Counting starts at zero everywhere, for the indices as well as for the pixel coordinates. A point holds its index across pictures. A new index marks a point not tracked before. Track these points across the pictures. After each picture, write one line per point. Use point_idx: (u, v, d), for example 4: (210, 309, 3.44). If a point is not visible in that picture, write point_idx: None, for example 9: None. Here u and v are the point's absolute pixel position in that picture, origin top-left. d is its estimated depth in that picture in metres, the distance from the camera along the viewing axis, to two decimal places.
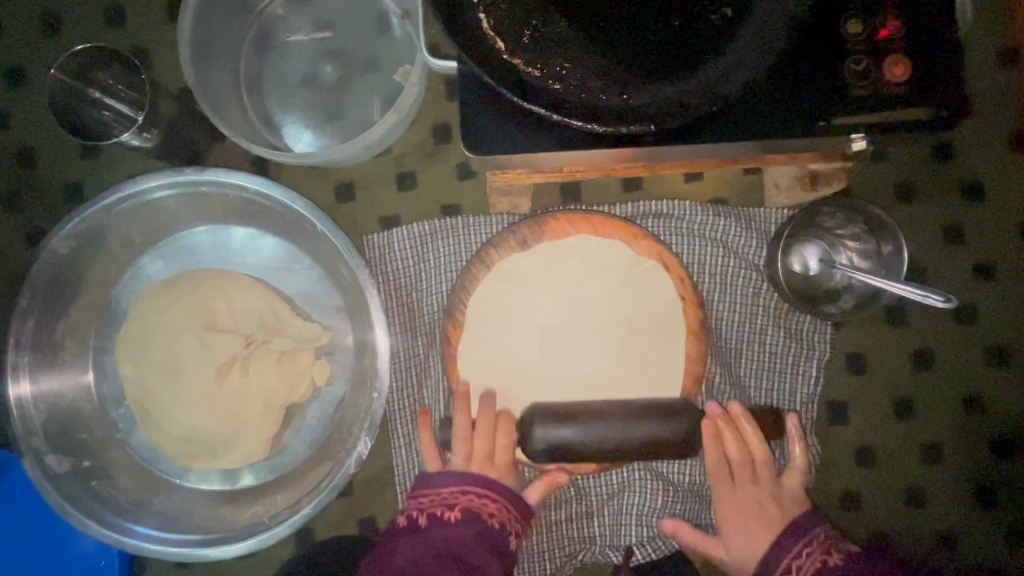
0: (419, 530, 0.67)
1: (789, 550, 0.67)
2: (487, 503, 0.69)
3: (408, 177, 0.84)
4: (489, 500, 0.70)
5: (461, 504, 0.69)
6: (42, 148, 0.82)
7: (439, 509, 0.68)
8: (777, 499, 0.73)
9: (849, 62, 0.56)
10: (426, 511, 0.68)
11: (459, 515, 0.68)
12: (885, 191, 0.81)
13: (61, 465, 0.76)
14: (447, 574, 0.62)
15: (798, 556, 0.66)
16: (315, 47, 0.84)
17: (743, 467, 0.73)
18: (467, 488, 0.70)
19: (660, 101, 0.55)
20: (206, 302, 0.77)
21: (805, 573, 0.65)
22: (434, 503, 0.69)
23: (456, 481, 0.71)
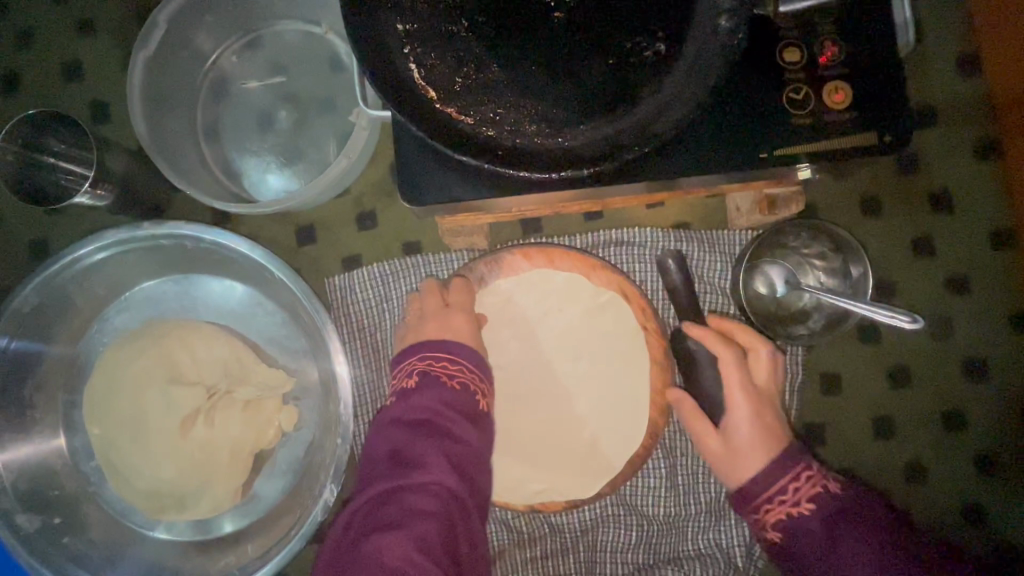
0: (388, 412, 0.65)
1: (786, 468, 0.63)
2: (448, 364, 0.67)
3: (368, 216, 0.84)
4: (451, 360, 0.67)
5: (421, 369, 0.67)
6: (4, 207, 0.82)
7: (430, 373, 0.66)
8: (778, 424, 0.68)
9: (788, 90, 0.56)
10: (419, 372, 0.67)
11: (418, 379, 0.66)
12: (849, 207, 0.80)
13: (31, 523, 0.76)
14: (414, 437, 0.61)
15: (784, 486, 0.62)
16: (269, 92, 0.84)
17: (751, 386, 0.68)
18: (449, 351, 0.68)
19: (594, 144, 0.55)
20: (170, 353, 0.78)
21: (801, 499, 0.61)
22: (423, 370, 0.66)
23: (455, 359, 0.67)
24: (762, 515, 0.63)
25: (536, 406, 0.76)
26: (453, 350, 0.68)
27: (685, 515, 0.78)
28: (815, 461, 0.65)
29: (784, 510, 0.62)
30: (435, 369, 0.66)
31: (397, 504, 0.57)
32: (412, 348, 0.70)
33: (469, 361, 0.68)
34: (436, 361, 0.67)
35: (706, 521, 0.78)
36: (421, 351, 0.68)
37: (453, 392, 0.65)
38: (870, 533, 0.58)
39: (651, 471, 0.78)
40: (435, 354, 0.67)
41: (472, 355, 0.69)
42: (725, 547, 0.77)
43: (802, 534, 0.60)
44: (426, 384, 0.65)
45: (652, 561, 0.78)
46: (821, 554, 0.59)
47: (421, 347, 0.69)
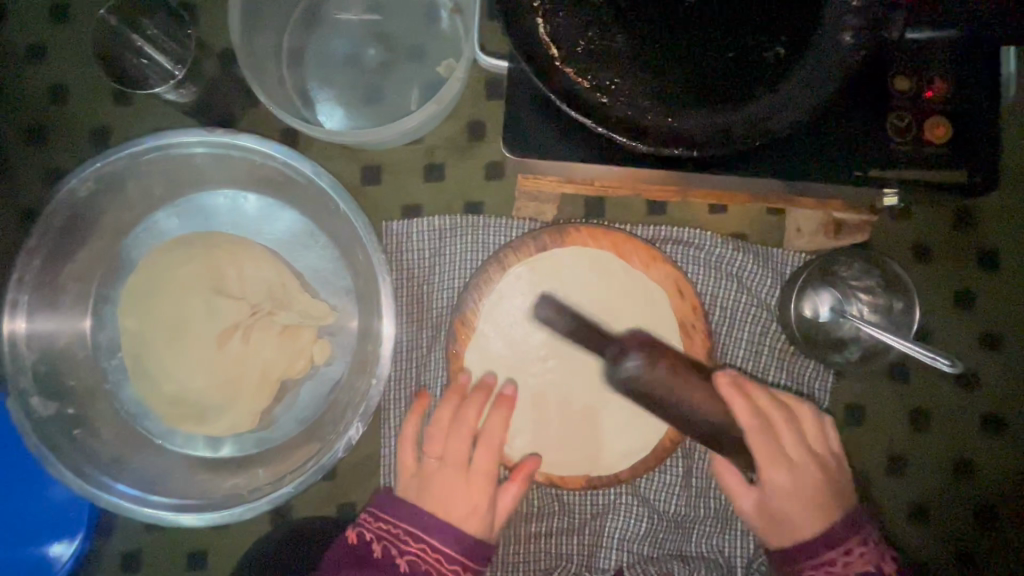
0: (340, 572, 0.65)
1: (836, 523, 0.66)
2: (399, 533, 0.67)
3: (435, 169, 0.83)
4: (401, 531, 0.67)
5: (381, 539, 0.67)
6: (73, 89, 0.82)
7: (399, 543, 0.66)
8: (824, 468, 0.70)
9: (891, 117, 0.58)
10: (383, 541, 0.67)
11: (379, 551, 0.66)
12: (903, 249, 0.82)
13: (46, 409, 0.74)
14: None
15: (843, 552, 0.64)
16: (360, 28, 0.84)
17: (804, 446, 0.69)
18: (418, 524, 0.67)
19: (703, 129, 0.56)
20: (217, 266, 0.77)
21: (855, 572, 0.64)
22: (394, 536, 0.67)
23: (444, 539, 0.67)
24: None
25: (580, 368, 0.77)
26: (415, 517, 0.68)
27: (693, 517, 0.79)
28: (872, 531, 0.66)
29: None
30: (411, 540, 0.67)
31: None
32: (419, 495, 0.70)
33: (426, 532, 0.67)
34: (415, 540, 0.67)
35: (713, 526, 0.79)
36: (388, 511, 0.69)
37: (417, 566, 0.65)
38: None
39: (670, 468, 0.79)
40: (411, 531, 0.67)
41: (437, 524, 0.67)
42: (727, 552, 0.79)
43: None
44: (393, 546, 0.66)
45: (657, 553, 0.79)
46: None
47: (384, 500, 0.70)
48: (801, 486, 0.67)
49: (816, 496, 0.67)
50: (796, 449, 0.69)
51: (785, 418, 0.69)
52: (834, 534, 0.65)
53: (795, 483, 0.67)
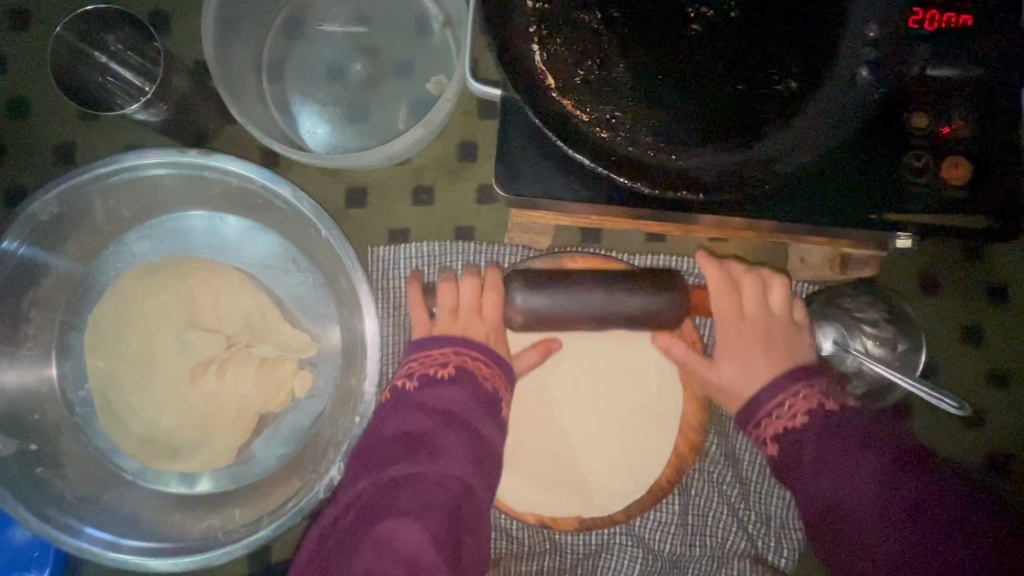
0: (408, 392, 0.61)
1: (785, 385, 0.64)
2: (472, 362, 0.63)
3: (424, 191, 0.79)
4: (475, 362, 0.63)
5: (453, 362, 0.63)
6: (37, 103, 0.76)
7: (441, 364, 0.63)
8: (778, 330, 0.69)
9: (908, 157, 0.54)
10: (416, 374, 0.62)
11: (451, 371, 0.62)
12: (908, 280, 0.79)
13: (7, 447, 0.70)
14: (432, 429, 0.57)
15: (785, 404, 0.62)
16: (346, 40, 0.79)
17: (753, 316, 0.70)
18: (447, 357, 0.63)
19: (709, 169, 0.52)
20: (190, 294, 0.72)
21: (796, 413, 0.61)
22: (432, 370, 0.62)
23: (461, 382, 0.61)
24: (761, 430, 0.63)
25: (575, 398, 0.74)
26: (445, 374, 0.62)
27: (688, 557, 0.76)
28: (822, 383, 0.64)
29: (781, 424, 0.61)
30: (443, 381, 0.61)
31: (407, 488, 0.53)
32: (451, 338, 0.65)
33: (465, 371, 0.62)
34: (459, 353, 0.64)
35: (708, 566, 0.76)
36: (451, 343, 0.64)
37: (424, 441, 0.56)
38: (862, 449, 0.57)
39: (665, 507, 0.76)
40: (447, 381, 0.61)
41: (501, 361, 0.65)
42: None
43: (803, 454, 0.59)
44: (425, 386, 0.61)
45: None
46: (806, 462, 0.58)
47: (428, 344, 0.66)
48: (739, 343, 0.68)
49: (774, 363, 0.66)
50: (770, 328, 0.69)
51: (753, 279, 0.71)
52: (786, 382, 0.64)
53: (742, 372, 0.67)
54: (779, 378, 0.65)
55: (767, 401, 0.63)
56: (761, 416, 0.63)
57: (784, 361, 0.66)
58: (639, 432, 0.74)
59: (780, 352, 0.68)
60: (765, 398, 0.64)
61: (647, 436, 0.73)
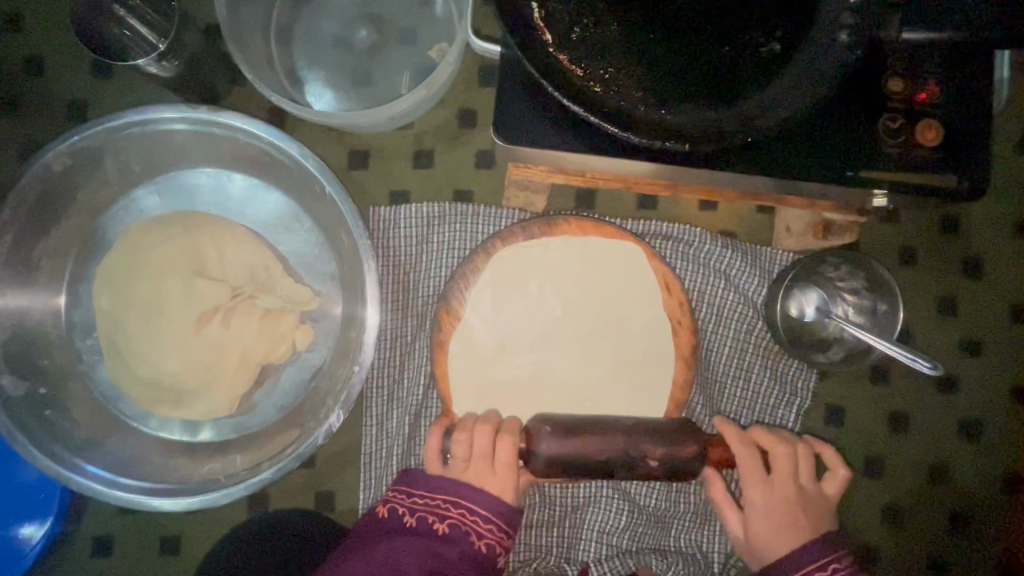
0: (403, 530, 0.65)
1: (826, 552, 0.67)
2: (464, 514, 0.66)
3: (425, 155, 0.82)
4: (465, 511, 0.66)
5: (451, 517, 0.66)
6: (50, 59, 0.79)
7: (438, 511, 0.66)
8: (801, 492, 0.71)
9: (884, 119, 0.57)
10: (417, 514, 0.66)
11: (446, 529, 0.65)
12: (889, 252, 0.82)
13: (17, 388, 0.73)
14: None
15: (821, 568, 0.66)
16: (352, 7, 0.82)
17: (785, 476, 0.70)
18: (461, 496, 0.66)
19: (696, 123, 0.55)
20: (196, 246, 0.75)
21: None
22: (430, 508, 0.66)
23: (457, 544, 0.64)
24: None
25: (563, 356, 0.76)
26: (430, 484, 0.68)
27: (672, 512, 0.79)
28: (846, 552, 0.67)
29: None
30: (439, 540, 0.64)
31: None
32: (450, 484, 0.67)
33: (466, 507, 0.66)
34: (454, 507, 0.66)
35: (690, 522, 0.79)
36: (448, 494, 0.67)
37: (438, 563, 0.62)
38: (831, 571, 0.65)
39: None
40: (457, 503, 0.66)
41: (484, 500, 0.66)
42: (705, 548, 0.79)
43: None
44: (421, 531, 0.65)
45: (636, 548, 0.79)
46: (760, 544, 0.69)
47: (420, 482, 0.69)
48: (764, 521, 0.69)
49: (798, 531, 0.69)
50: (800, 503, 0.70)
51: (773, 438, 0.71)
52: (828, 550, 0.67)
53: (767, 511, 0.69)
54: (804, 552, 0.67)
55: (807, 559, 0.66)
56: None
57: (812, 532, 0.69)
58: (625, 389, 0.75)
59: (806, 526, 0.69)
60: (801, 561, 0.66)
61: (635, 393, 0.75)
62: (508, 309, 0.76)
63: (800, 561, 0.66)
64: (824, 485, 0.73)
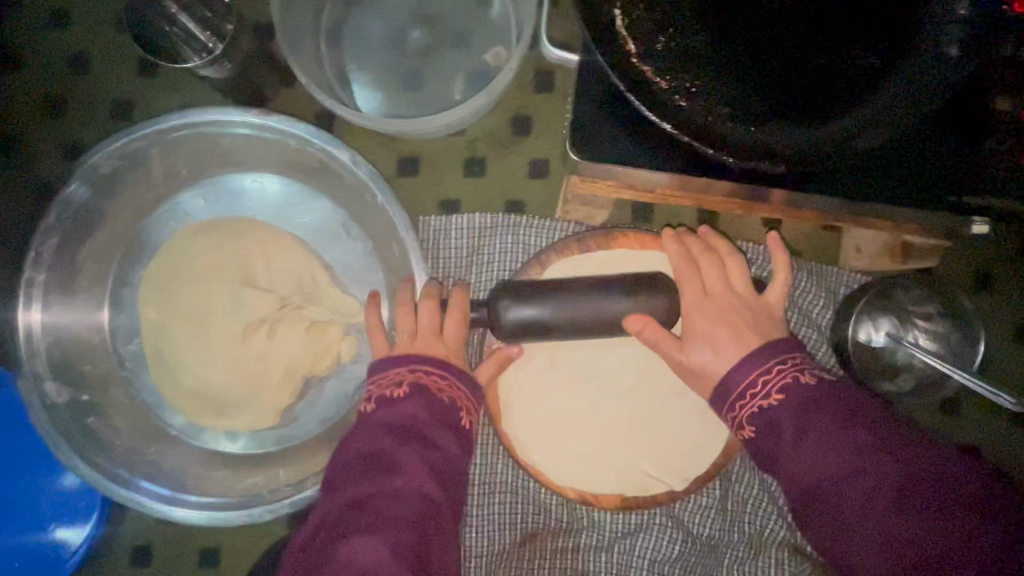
0: (367, 414, 0.55)
1: (763, 356, 0.52)
2: (434, 379, 0.56)
3: (476, 163, 0.79)
4: (436, 376, 0.57)
5: (407, 381, 0.56)
6: (97, 57, 0.77)
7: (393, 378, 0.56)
8: (750, 308, 0.59)
9: (992, 141, 0.53)
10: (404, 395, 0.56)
11: (404, 392, 0.55)
12: (965, 274, 0.77)
13: (60, 396, 0.71)
14: (395, 446, 0.51)
15: (757, 380, 0.52)
16: (405, 9, 0.79)
17: (731, 299, 0.59)
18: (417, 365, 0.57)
19: (790, 141, 0.51)
20: (245, 255, 0.73)
21: (774, 418, 0.50)
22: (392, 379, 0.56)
23: (417, 400, 0.54)
24: (748, 438, 0.52)
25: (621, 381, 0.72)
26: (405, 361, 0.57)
27: (726, 542, 0.76)
28: (851, 395, 0.50)
29: (763, 398, 0.51)
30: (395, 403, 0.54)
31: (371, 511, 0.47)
32: (412, 356, 0.58)
33: (439, 376, 0.57)
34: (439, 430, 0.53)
35: (746, 552, 0.76)
36: (401, 361, 0.57)
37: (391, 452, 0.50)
38: (843, 424, 0.47)
39: (705, 491, 0.76)
40: (415, 360, 0.57)
41: (459, 373, 0.58)
42: None
43: (790, 440, 0.49)
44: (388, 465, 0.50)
45: None
46: (787, 452, 0.49)
47: (382, 367, 0.59)
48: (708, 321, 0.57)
49: (748, 345, 0.56)
50: (745, 309, 0.58)
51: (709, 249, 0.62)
52: (766, 355, 0.53)
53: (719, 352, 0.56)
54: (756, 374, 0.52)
55: (824, 435, 0.48)
56: (768, 447, 0.51)
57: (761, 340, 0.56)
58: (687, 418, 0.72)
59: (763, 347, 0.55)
60: (806, 415, 0.49)
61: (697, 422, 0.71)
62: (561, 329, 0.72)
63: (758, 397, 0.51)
64: (767, 290, 0.62)
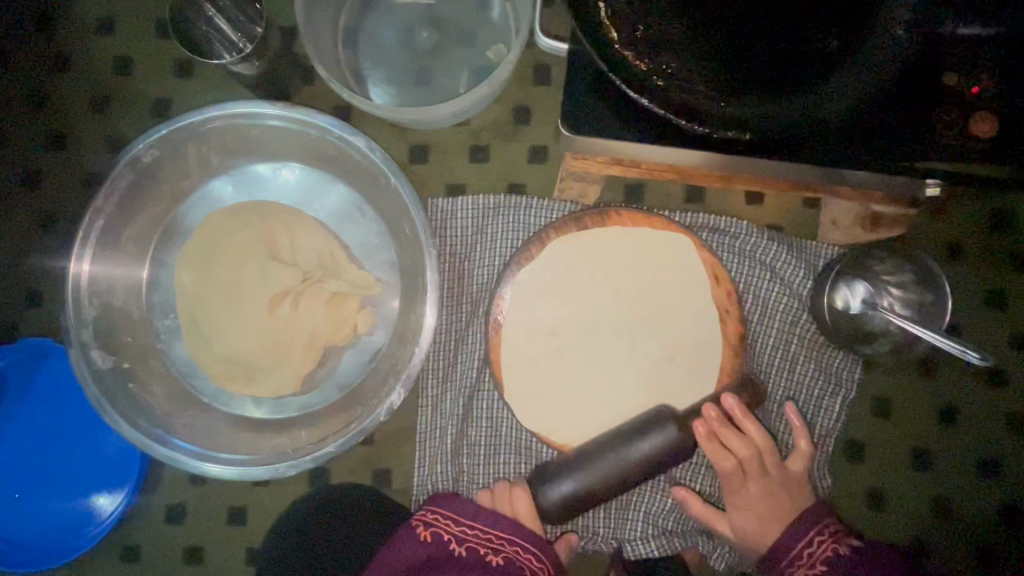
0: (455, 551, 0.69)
1: (802, 533, 0.72)
2: (517, 551, 0.70)
3: (481, 150, 0.86)
4: (519, 548, 0.70)
5: (504, 551, 0.69)
6: (139, 60, 0.86)
7: (489, 544, 0.70)
8: (788, 489, 0.77)
9: (939, 113, 0.60)
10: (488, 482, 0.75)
11: (500, 561, 0.69)
12: (936, 246, 0.83)
13: (105, 362, 0.79)
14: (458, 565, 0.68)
15: (809, 544, 0.71)
16: (413, 11, 0.87)
17: (753, 459, 0.76)
18: (472, 518, 0.72)
19: (756, 112, 0.59)
20: (272, 235, 0.81)
21: (816, 561, 0.69)
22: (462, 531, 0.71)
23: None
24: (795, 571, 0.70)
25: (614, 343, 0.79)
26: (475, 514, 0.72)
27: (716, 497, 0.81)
28: (828, 519, 0.72)
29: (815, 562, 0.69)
30: (488, 568, 0.67)
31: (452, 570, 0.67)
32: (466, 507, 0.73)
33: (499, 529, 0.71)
34: (507, 543, 0.70)
35: None
36: (479, 518, 0.72)
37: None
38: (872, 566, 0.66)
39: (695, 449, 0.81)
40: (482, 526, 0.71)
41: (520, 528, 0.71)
42: None
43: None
44: (476, 566, 0.68)
45: (680, 530, 0.81)
46: None
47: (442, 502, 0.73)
48: (762, 502, 0.76)
49: (780, 511, 0.76)
50: (779, 487, 0.77)
51: (727, 425, 0.75)
52: (802, 527, 0.72)
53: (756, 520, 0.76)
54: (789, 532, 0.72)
55: (790, 542, 0.72)
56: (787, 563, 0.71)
57: (789, 514, 0.76)
58: (675, 378, 0.79)
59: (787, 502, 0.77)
60: (787, 544, 0.72)
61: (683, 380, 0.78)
62: (560, 296, 0.79)
63: (785, 544, 0.72)
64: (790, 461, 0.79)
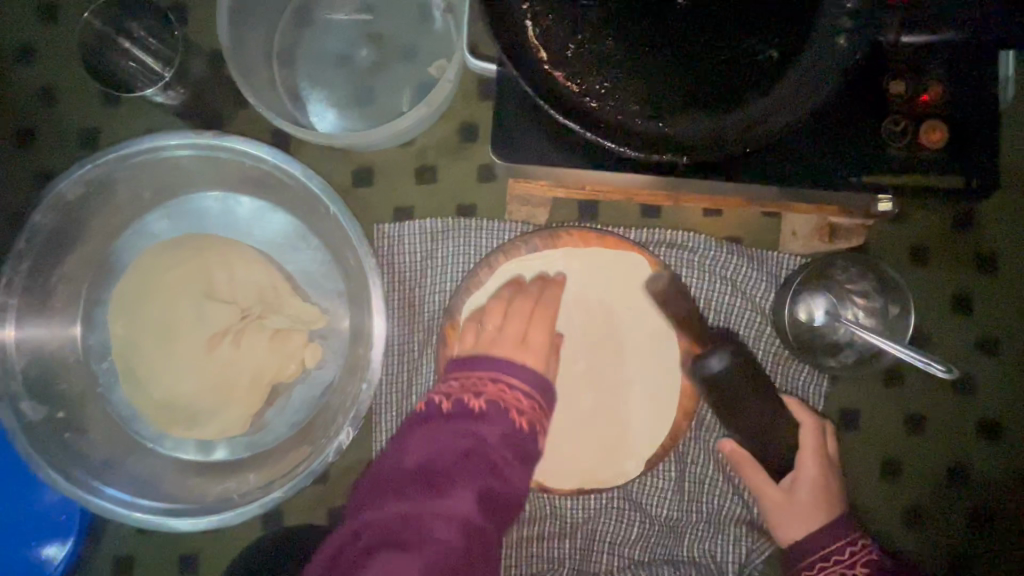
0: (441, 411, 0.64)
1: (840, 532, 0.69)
2: (515, 398, 0.66)
3: (427, 171, 0.83)
4: (517, 394, 0.66)
5: (489, 395, 0.65)
6: (62, 90, 0.81)
7: (479, 394, 0.65)
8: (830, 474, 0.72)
9: (887, 122, 0.57)
10: (454, 397, 0.65)
11: (483, 407, 0.64)
12: (900, 251, 0.81)
13: (37, 413, 0.75)
14: (446, 464, 0.60)
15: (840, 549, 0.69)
16: (351, 27, 0.83)
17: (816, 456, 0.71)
18: (470, 389, 0.66)
19: (695, 133, 0.55)
20: (208, 271, 0.77)
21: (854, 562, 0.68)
22: (469, 383, 0.66)
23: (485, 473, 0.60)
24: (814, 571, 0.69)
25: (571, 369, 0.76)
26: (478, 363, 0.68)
27: (685, 521, 0.79)
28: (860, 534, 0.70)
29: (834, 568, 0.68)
30: (475, 418, 0.63)
31: (417, 527, 0.56)
32: (475, 362, 0.68)
33: (495, 369, 0.67)
34: (496, 386, 0.66)
35: (705, 530, 0.78)
36: (468, 372, 0.67)
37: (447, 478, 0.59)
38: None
39: (661, 473, 0.78)
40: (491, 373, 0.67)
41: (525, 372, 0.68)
42: (720, 559, 0.78)
43: None
44: (460, 419, 0.63)
45: (648, 559, 0.78)
46: None
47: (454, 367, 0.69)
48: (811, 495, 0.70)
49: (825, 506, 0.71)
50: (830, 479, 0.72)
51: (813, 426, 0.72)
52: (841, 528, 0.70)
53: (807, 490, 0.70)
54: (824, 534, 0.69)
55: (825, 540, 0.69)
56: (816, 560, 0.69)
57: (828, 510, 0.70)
58: (638, 403, 0.76)
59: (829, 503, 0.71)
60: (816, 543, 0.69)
61: (643, 404, 0.75)
62: None
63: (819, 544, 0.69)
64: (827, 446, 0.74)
